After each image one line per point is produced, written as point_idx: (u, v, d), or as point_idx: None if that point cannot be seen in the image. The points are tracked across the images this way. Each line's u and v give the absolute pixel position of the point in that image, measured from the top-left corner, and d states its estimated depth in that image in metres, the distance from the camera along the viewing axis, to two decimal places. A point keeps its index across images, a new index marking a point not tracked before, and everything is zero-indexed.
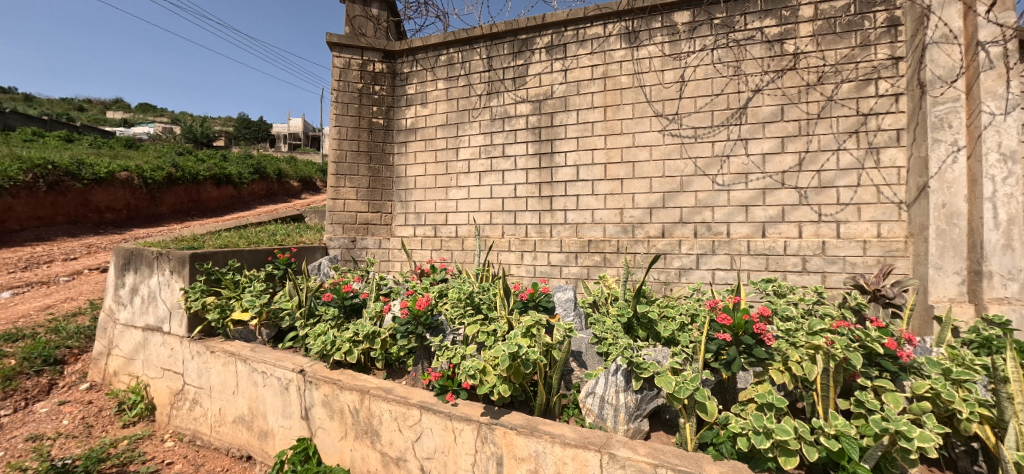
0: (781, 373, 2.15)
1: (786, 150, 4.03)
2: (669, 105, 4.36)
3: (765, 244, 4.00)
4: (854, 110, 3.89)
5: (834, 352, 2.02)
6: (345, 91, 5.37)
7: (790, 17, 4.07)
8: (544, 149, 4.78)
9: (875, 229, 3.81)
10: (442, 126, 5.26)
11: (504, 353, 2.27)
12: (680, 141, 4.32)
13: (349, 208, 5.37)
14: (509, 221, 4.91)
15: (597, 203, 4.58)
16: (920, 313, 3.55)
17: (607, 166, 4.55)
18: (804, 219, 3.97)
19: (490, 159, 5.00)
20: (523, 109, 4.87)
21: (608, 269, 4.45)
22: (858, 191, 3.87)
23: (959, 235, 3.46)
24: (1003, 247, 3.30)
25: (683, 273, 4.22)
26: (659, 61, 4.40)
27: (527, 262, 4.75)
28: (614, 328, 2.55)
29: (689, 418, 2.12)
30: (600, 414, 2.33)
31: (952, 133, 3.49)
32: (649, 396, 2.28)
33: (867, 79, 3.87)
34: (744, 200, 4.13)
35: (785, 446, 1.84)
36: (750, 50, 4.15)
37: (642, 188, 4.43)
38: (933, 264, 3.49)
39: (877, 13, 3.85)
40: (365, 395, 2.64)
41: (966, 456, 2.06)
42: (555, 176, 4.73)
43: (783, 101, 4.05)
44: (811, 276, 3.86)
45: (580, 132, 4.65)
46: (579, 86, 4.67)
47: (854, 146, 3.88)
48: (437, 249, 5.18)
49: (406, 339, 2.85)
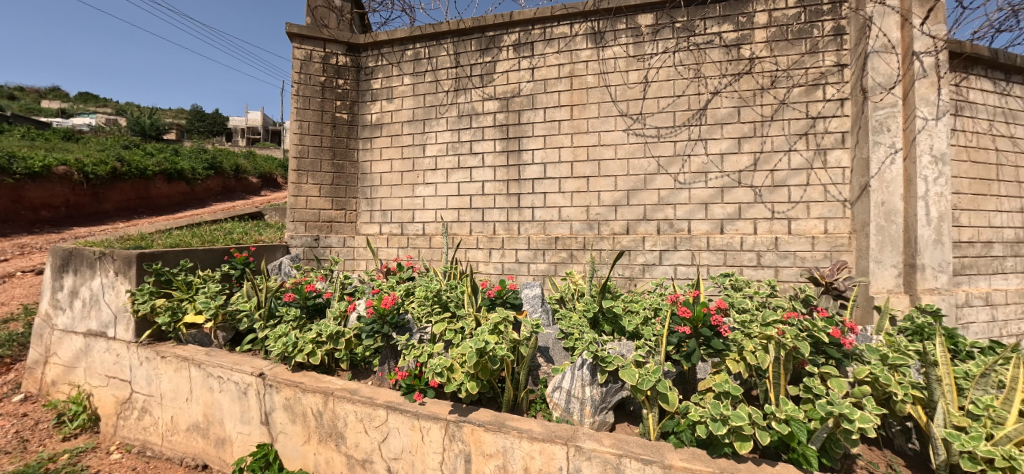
0: (737, 362, 2.24)
1: (742, 150, 4.21)
2: (633, 105, 4.46)
3: (723, 240, 4.17)
4: (804, 113, 4.10)
5: (784, 342, 2.13)
6: (307, 85, 5.21)
7: (746, 23, 4.24)
8: (512, 147, 4.79)
9: (823, 225, 4.03)
10: (408, 123, 5.18)
11: (471, 350, 2.27)
12: (644, 141, 4.43)
13: (312, 206, 5.22)
14: (477, 218, 4.90)
15: (564, 201, 4.63)
16: (861, 304, 3.80)
17: (574, 164, 4.61)
18: (758, 216, 4.16)
19: (458, 156, 4.97)
20: (490, 107, 4.87)
21: (575, 265, 4.52)
22: (807, 190, 4.08)
23: (897, 231, 3.75)
24: (935, 241, 3.67)
25: (646, 269, 4.34)
26: (623, 62, 4.50)
27: (495, 260, 4.76)
28: (580, 324, 2.59)
29: (652, 408, 2.19)
30: (567, 408, 2.37)
31: (891, 137, 3.77)
32: (614, 389, 2.34)
33: (815, 84, 4.08)
34: (704, 198, 4.28)
35: (740, 432, 1.93)
36: (709, 54, 4.31)
37: (607, 186, 4.52)
38: (873, 257, 3.76)
39: (825, 22, 4.07)
40: (329, 397, 2.58)
41: (901, 435, 2.22)
42: (523, 174, 4.76)
43: (739, 104, 4.23)
44: (765, 270, 4.06)
45: (547, 131, 4.69)
46: (546, 84, 4.71)
47: (803, 147, 4.09)
48: (403, 247, 5.11)
49: (371, 338, 2.80)
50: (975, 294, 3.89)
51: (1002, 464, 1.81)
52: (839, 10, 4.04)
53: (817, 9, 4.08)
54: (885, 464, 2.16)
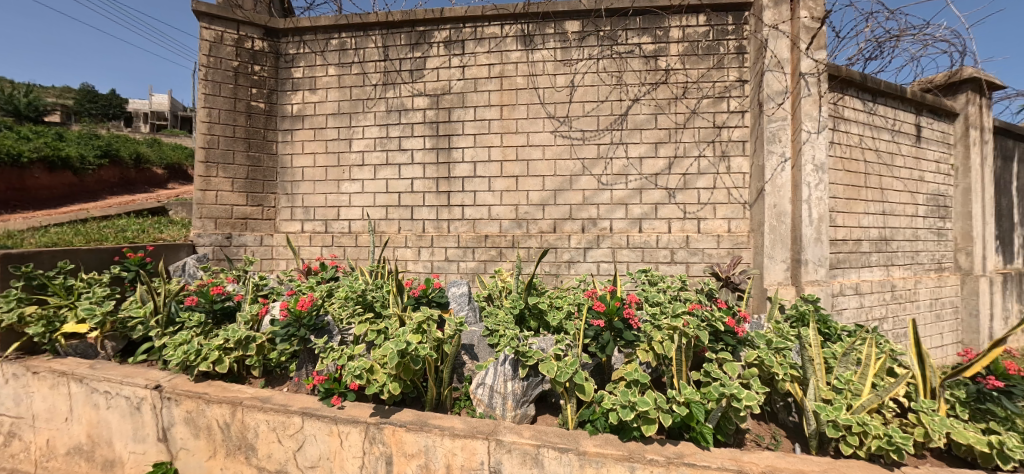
0: (647, 352, 2.42)
1: (658, 155, 4.51)
2: (560, 108, 4.61)
3: (641, 238, 4.45)
4: (711, 123, 4.48)
5: (688, 331, 2.33)
6: (218, 69, 4.82)
7: (663, 37, 4.54)
8: (442, 144, 4.75)
9: (726, 225, 4.44)
10: (333, 116, 4.94)
11: (392, 351, 2.22)
12: (570, 142, 4.60)
13: (223, 201, 4.84)
14: (406, 216, 4.80)
15: (493, 199, 4.67)
16: (756, 295, 4.25)
17: (503, 163, 4.67)
18: (672, 216, 4.49)
19: (386, 152, 4.83)
20: (420, 103, 4.79)
21: (504, 263, 4.59)
22: (714, 192, 4.47)
23: (786, 230, 4.22)
24: (816, 239, 4.18)
25: (571, 265, 4.52)
26: (551, 65, 4.63)
27: (424, 258, 4.70)
28: (505, 321, 2.64)
29: (570, 399, 2.31)
30: (490, 403, 2.41)
31: (782, 146, 4.24)
32: (535, 382, 2.41)
33: (721, 96, 4.48)
34: (624, 198, 4.53)
35: (647, 416, 2.09)
36: (630, 63, 4.56)
37: (535, 186, 4.63)
38: (767, 253, 4.21)
39: (729, 41, 4.48)
40: (237, 407, 2.41)
41: (783, 410, 2.51)
42: (453, 171, 4.73)
43: (656, 111, 4.52)
44: (677, 266, 4.40)
45: (477, 129, 4.70)
46: (476, 83, 4.72)
47: (710, 154, 4.48)
48: (327, 246, 4.88)
49: (287, 342, 2.66)
50: (847, 285, 4.50)
51: (857, 429, 2.13)
52: (741, 31, 4.47)
53: (723, 28, 4.48)
54: (770, 436, 2.44)
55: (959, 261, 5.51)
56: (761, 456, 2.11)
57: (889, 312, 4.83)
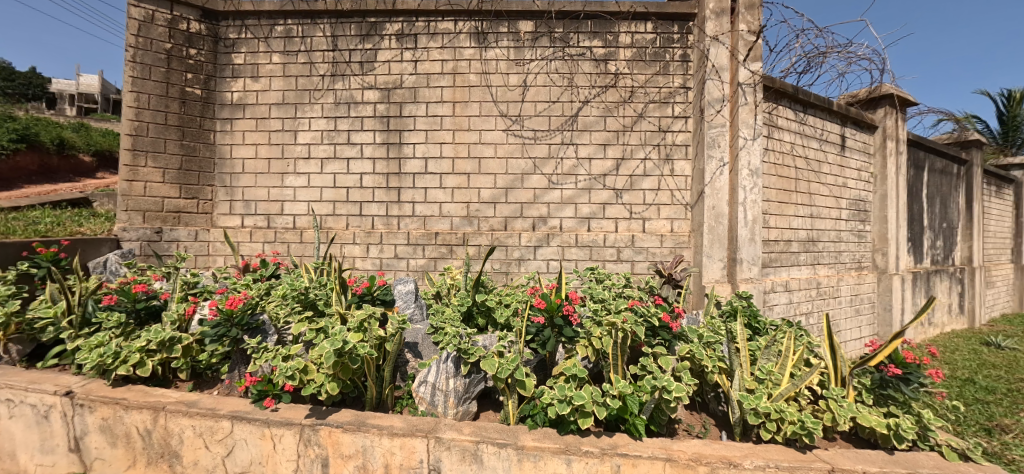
0: (586, 347, 2.51)
1: (607, 156, 4.64)
2: (513, 107, 4.64)
3: (589, 237, 4.56)
4: (657, 127, 4.66)
5: (625, 327, 2.43)
6: (148, 51, 4.52)
7: (613, 41, 4.67)
8: (393, 139, 4.65)
9: (669, 225, 4.64)
10: (276, 105, 4.71)
11: (328, 350, 2.16)
12: (521, 141, 4.64)
13: (151, 193, 4.53)
14: (354, 212, 4.66)
15: (444, 196, 4.63)
16: (695, 292, 4.48)
17: (455, 160, 4.63)
18: (618, 215, 4.64)
19: (334, 145, 4.67)
20: (371, 96, 4.67)
21: (453, 260, 4.57)
22: (658, 193, 4.65)
23: (723, 230, 4.46)
24: (750, 240, 4.43)
25: (521, 263, 4.56)
26: (504, 64, 4.65)
27: (373, 255, 4.59)
28: (450, 318, 2.63)
29: (511, 395, 2.36)
30: (432, 401, 2.40)
31: (721, 151, 4.46)
32: (476, 379, 2.45)
33: (666, 101, 4.67)
34: (572, 196, 4.63)
35: (583, 409, 2.17)
36: (581, 65, 4.66)
37: (486, 183, 4.63)
38: (705, 252, 4.44)
39: (675, 49, 4.67)
40: (159, 413, 2.27)
41: (713, 400, 2.69)
42: (404, 167, 4.64)
43: (605, 113, 4.65)
44: (623, 264, 4.55)
45: (428, 125, 4.64)
46: (428, 79, 4.66)
47: (655, 156, 4.65)
48: (269, 242, 4.64)
49: (217, 343, 2.53)
50: (777, 282, 4.82)
51: (774, 416, 2.32)
52: (685, 41, 4.67)
53: (669, 37, 4.67)
54: (700, 425, 2.62)
55: (875, 261, 6.04)
56: (689, 444, 2.25)
57: (815, 307, 5.22)
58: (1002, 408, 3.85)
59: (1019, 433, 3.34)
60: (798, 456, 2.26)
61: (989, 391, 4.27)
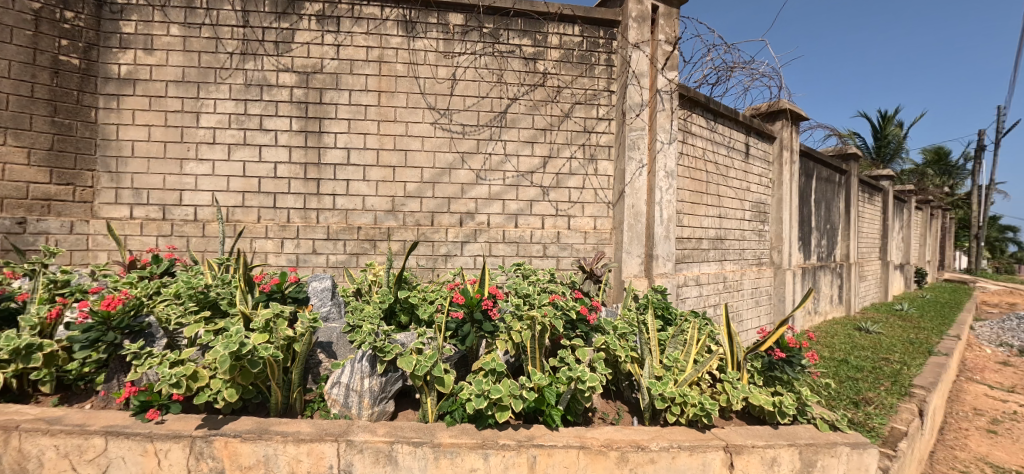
0: (506, 341, 2.56)
1: (534, 153, 4.70)
2: (441, 100, 4.54)
3: (516, 233, 4.61)
4: (582, 127, 4.79)
5: (544, 321, 2.51)
6: (9, 10, 3.86)
7: (542, 41, 4.72)
8: (311, 127, 4.35)
9: (593, 222, 4.80)
10: (175, 83, 4.22)
11: (223, 353, 1.98)
12: (449, 136, 4.55)
13: (13, 176, 3.88)
14: (267, 204, 4.31)
15: (368, 189, 4.41)
16: (615, 286, 4.68)
17: (380, 152, 4.43)
18: (545, 212, 4.72)
19: (243, 130, 4.28)
20: (286, 79, 4.33)
21: (376, 256, 4.39)
22: (583, 192, 4.79)
23: (641, 228, 4.74)
24: (665, 237, 4.79)
25: (447, 259, 4.50)
26: (433, 56, 4.53)
27: (288, 250, 4.28)
28: (369, 316, 2.52)
29: (430, 392, 2.36)
30: (345, 403, 2.31)
31: (640, 153, 4.73)
32: (393, 378, 2.39)
33: (591, 103, 4.81)
34: (500, 193, 4.63)
35: (500, 403, 2.22)
36: (510, 63, 4.67)
37: (413, 177, 4.48)
38: (625, 249, 4.66)
39: (600, 53, 4.81)
40: (10, 433, 1.94)
41: (627, 388, 2.89)
42: (323, 157, 4.36)
43: (533, 111, 4.70)
44: (549, 260, 4.65)
45: (351, 114, 4.39)
46: (352, 65, 4.40)
47: (580, 156, 4.78)
48: (164, 235, 4.16)
49: (89, 350, 2.21)
50: (689, 277, 5.19)
51: (677, 399, 2.55)
52: (610, 46, 4.83)
53: (594, 41, 4.80)
54: (614, 412, 2.80)
55: (772, 257, 6.71)
56: (601, 432, 2.37)
57: (721, 299, 5.68)
58: (866, 384, 4.45)
59: (878, 404, 3.89)
60: (697, 436, 2.47)
61: (857, 369, 4.93)
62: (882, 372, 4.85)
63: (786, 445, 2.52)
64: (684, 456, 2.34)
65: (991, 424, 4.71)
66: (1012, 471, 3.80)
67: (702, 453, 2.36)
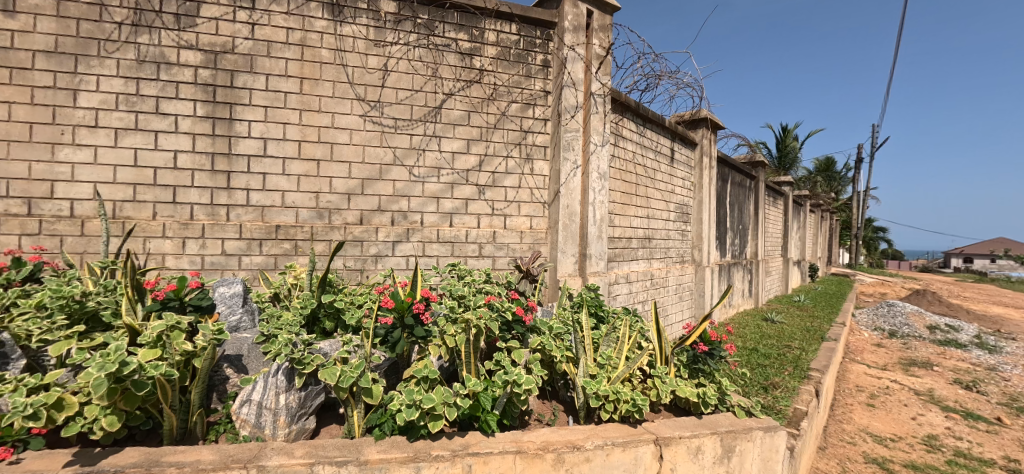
0: (439, 346, 2.45)
1: (470, 152, 4.58)
2: (371, 92, 4.28)
3: (451, 233, 4.48)
4: (518, 127, 4.75)
5: (479, 324, 2.43)
6: None
7: (478, 37, 4.61)
8: (220, 113, 3.91)
9: (529, 222, 4.79)
10: (45, 54, 3.59)
11: (99, 376, 1.70)
12: (380, 129, 4.30)
13: None
14: (166, 199, 3.81)
15: (288, 184, 4.05)
16: (550, 285, 4.71)
17: (302, 144, 4.08)
18: (481, 211, 4.62)
19: (135, 113, 3.75)
20: (190, 58, 3.86)
21: (298, 257, 4.05)
22: (519, 191, 4.75)
23: (575, 228, 4.82)
24: (598, 237, 4.93)
25: (378, 260, 4.26)
26: (363, 43, 4.25)
27: (191, 251, 3.82)
28: (287, 324, 2.31)
29: (357, 405, 2.19)
30: (257, 423, 2.08)
31: (574, 155, 4.81)
32: (313, 392, 2.20)
33: (528, 103, 4.78)
34: (435, 192, 4.47)
35: (433, 412, 2.11)
36: (445, 57, 4.51)
37: (339, 172, 4.18)
38: (560, 248, 4.71)
39: (537, 53, 4.80)
40: None
41: (562, 387, 2.92)
42: (235, 147, 3.94)
43: (469, 108, 4.58)
44: (484, 260, 4.57)
45: (268, 101, 4.00)
46: (270, 47, 4.02)
47: (516, 155, 4.74)
48: (30, 234, 3.54)
49: None
50: (620, 275, 5.36)
51: (611, 396, 2.60)
52: (547, 46, 4.83)
53: (531, 41, 4.78)
54: (549, 413, 2.79)
55: (693, 255, 7.15)
56: (537, 434, 2.33)
57: (649, 296, 5.94)
58: (774, 370, 4.86)
59: (784, 388, 4.25)
60: (630, 431, 2.51)
61: (766, 357, 5.37)
62: (786, 358, 5.32)
63: (710, 434, 2.64)
64: (617, 452, 2.36)
65: (870, 399, 5.35)
66: (888, 440, 4.32)
67: (634, 448, 2.40)
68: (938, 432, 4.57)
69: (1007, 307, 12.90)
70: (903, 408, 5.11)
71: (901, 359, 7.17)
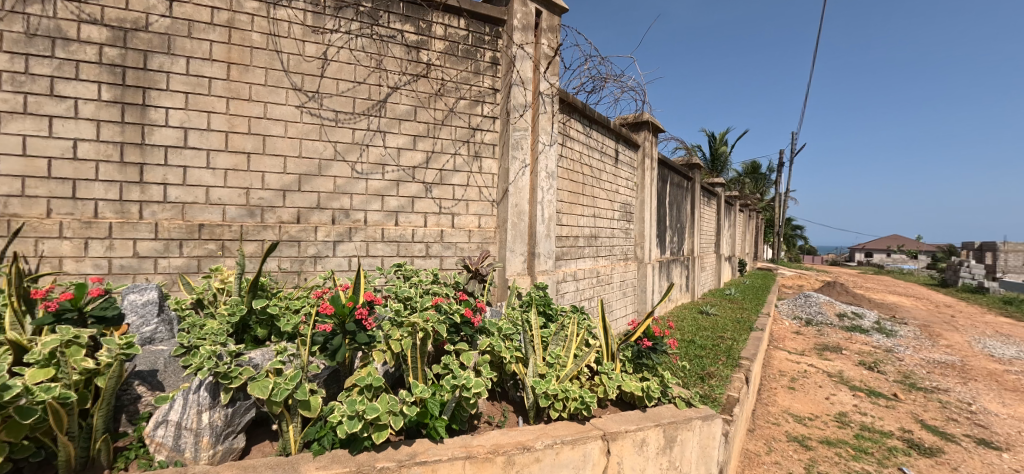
0: (383, 352, 2.34)
1: (416, 148, 4.43)
2: (309, 81, 4.01)
3: (396, 232, 4.30)
4: (466, 124, 4.66)
5: (426, 327, 2.35)
6: None
7: (425, 30, 4.47)
8: (132, 99, 3.51)
9: (477, 221, 4.72)
10: None
11: None
12: (319, 122, 4.05)
13: None
14: (63, 194, 3.36)
15: (212, 179, 3.70)
16: (499, 285, 4.67)
17: (229, 135, 3.75)
18: (427, 210, 4.49)
19: (23, 94, 3.27)
20: (93, 35, 3.43)
21: (225, 259, 3.73)
22: (467, 189, 4.67)
23: (524, 227, 4.81)
24: (546, 235, 4.96)
25: (317, 260, 4.02)
26: (299, 29, 3.98)
27: (95, 253, 3.40)
28: (212, 333, 2.11)
29: (292, 419, 2.03)
30: (175, 446, 1.87)
31: (523, 153, 4.81)
32: (242, 408, 2.01)
33: (477, 100, 4.70)
34: (380, 189, 4.27)
35: (377, 422, 2.00)
36: (390, 48, 4.32)
37: (273, 167, 3.89)
38: (509, 247, 4.68)
39: (485, 50, 4.73)
40: None
41: (511, 388, 2.90)
42: (149, 136, 3.55)
43: (415, 103, 4.42)
44: (431, 260, 4.45)
45: (189, 87, 3.64)
46: (191, 27, 3.65)
47: (464, 152, 4.65)
48: None
49: None
50: (568, 273, 5.43)
51: (561, 395, 2.60)
52: (495, 43, 4.77)
53: (480, 37, 4.70)
54: (499, 415, 2.75)
55: (636, 253, 7.40)
56: (487, 438, 2.28)
57: (595, 293, 6.06)
58: (710, 360, 5.12)
59: (718, 377, 4.49)
60: (579, 428, 2.53)
61: (702, 348, 5.67)
62: (719, 348, 5.64)
63: (654, 426, 2.72)
64: (567, 450, 2.36)
65: (791, 382, 5.80)
66: (807, 419, 4.70)
67: (583, 445, 2.41)
68: (847, 409, 5.03)
69: (901, 295, 14.54)
70: (819, 389, 5.58)
71: (816, 345, 7.85)
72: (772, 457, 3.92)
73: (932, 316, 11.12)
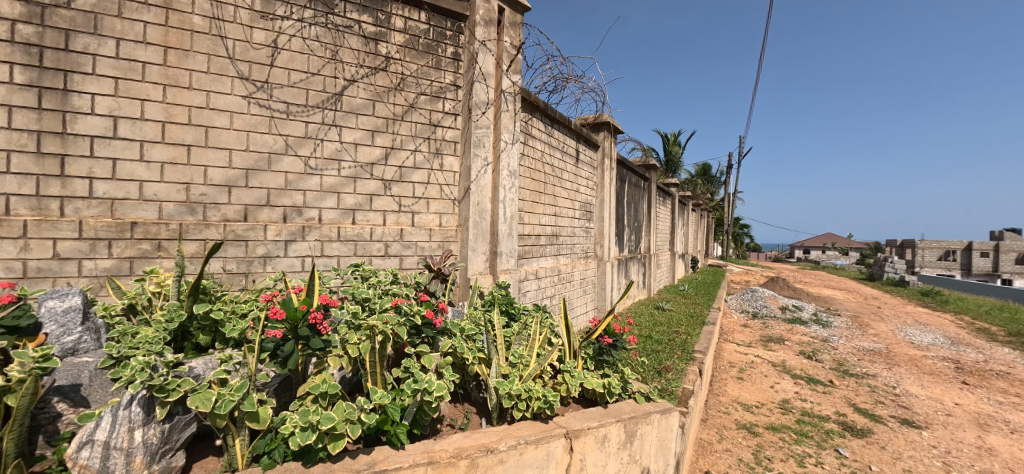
0: (339, 357, 2.23)
1: (375, 143, 4.26)
2: (257, 70, 3.78)
3: (353, 230, 4.13)
4: (427, 120, 4.54)
5: (385, 330, 2.25)
6: None
7: (384, 21, 4.31)
8: (51, 83, 3.17)
9: (438, 219, 4.62)
10: None
11: None
12: (268, 114, 3.82)
13: None
14: None
15: (147, 174, 3.41)
16: (460, 285, 4.59)
17: (166, 125, 3.47)
18: (386, 208, 4.34)
19: None
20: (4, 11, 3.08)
21: (161, 260, 3.45)
22: (428, 187, 4.56)
23: (486, 225, 4.76)
24: (508, 234, 4.93)
25: (266, 261, 3.80)
26: (246, 15, 3.73)
27: (7, 255, 3.06)
28: (147, 341, 1.93)
29: (240, 433, 1.89)
30: (102, 468, 1.69)
31: (485, 151, 4.75)
32: (181, 423, 1.86)
33: (437, 96, 4.60)
34: (335, 186, 4.08)
35: (333, 432, 1.90)
36: (347, 39, 4.14)
37: (218, 160, 3.63)
38: (471, 246, 4.62)
39: (447, 45, 4.63)
40: None
41: (474, 389, 2.85)
42: (72, 125, 3.22)
43: (373, 97, 4.25)
44: (390, 259, 4.31)
45: (120, 72, 3.33)
46: (121, 6, 3.34)
47: (424, 149, 4.54)
48: None
49: None
50: (530, 272, 5.42)
51: (524, 395, 2.57)
52: (457, 39, 4.69)
53: (441, 31, 4.60)
54: (461, 417, 2.69)
55: (596, 251, 7.52)
56: (450, 442, 2.22)
57: (556, 291, 6.10)
58: (667, 354, 5.27)
59: (674, 370, 4.63)
60: (542, 428, 2.51)
61: (659, 342, 5.83)
62: (674, 342, 5.82)
63: (615, 422, 2.75)
64: (531, 450, 2.34)
65: (740, 373, 6.09)
66: (755, 407, 4.93)
67: (546, 444, 2.40)
68: (790, 396, 5.32)
69: (837, 289, 15.61)
70: (764, 378, 5.89)
71: (762, 337, 8.28)
72: (723, 444, 4.08)
73: (862, 307, 12.01)
